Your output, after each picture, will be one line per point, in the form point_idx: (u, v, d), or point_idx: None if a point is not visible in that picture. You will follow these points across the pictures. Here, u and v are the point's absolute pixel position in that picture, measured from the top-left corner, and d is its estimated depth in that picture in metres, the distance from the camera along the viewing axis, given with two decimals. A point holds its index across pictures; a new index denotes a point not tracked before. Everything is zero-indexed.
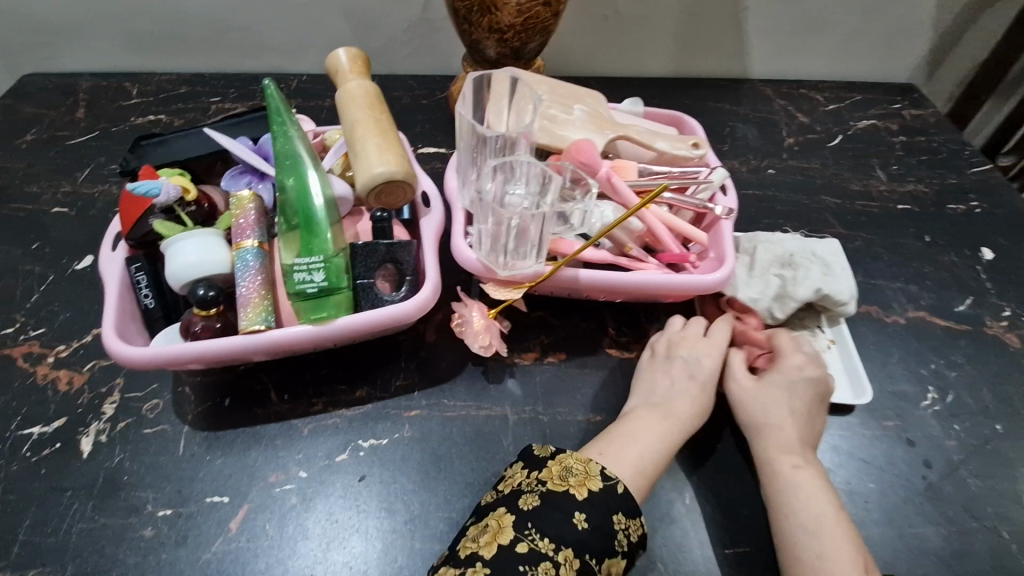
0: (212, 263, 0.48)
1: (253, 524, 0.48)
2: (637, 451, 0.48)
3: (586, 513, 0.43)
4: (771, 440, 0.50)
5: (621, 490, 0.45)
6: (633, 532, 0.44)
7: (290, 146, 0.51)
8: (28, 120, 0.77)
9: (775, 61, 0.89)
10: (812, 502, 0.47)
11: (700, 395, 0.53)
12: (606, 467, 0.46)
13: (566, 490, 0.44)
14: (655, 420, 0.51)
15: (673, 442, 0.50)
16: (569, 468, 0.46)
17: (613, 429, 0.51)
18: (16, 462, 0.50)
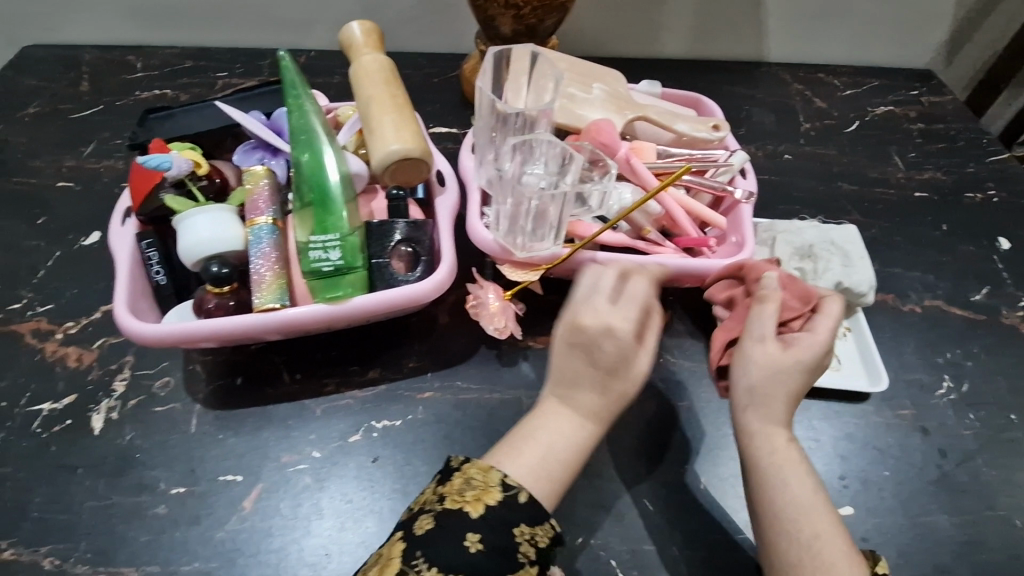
0: (224, 240, 0.47)
1: (267, 503, 0.47)
2: (552, 454, 0.43)
3: (481, 533, 0.38)
4: (762, 414, 0.45)
5: (522, 500, 0.40)
6: (541, 539, 0.39)
7: (305, 120, 0.50)
8: (30, 93, 0.76)
9: (793, 44, 0.87)
10: (796, 482, 0.43)
11: (618, 384, 0.44)
12: (506, 474, 0.41)
13: (461, 507, 0.39)
14: (564, 420, 0.44)
15: (594, 433, 0.44)
16: (469, 481, 0.41)
17: (518, 433, 0.44)
18: (25, 439, 0.49)
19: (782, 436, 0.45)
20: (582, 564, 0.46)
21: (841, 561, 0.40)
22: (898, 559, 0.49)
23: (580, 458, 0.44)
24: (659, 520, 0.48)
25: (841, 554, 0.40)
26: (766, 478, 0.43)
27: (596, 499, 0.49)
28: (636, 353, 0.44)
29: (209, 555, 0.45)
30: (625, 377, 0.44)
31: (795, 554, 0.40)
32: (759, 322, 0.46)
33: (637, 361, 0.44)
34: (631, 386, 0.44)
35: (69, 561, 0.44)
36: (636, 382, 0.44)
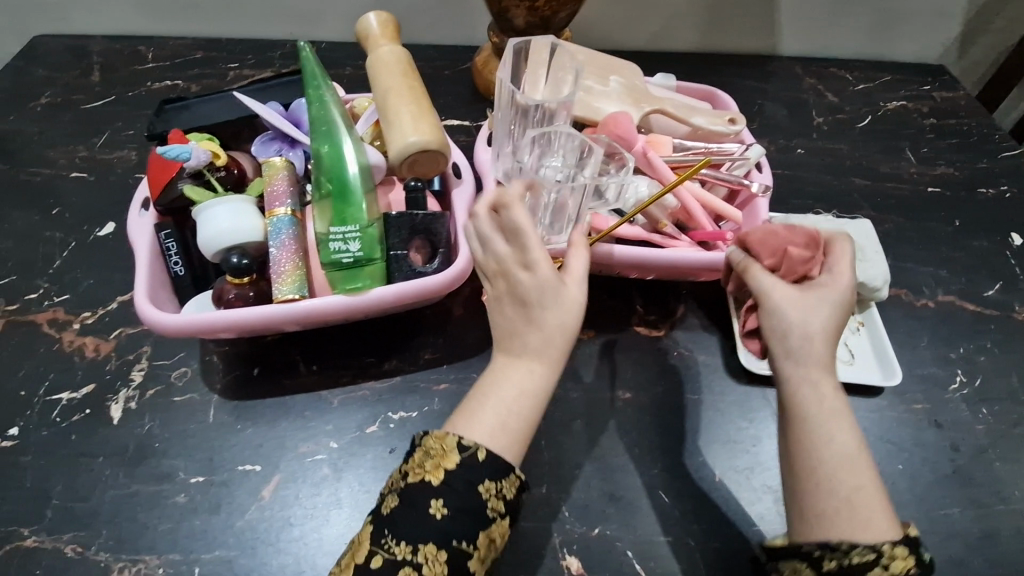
0: (244, 232, 0.47)
1: (286, 493, 0.48)
2: (508, 405, 0.40)
3: (445, 497, 0.37)
4: (801, 360, 0.43)
5: (481, 458, 0.38)
6: (508, 490, 0.38)
7: (325, 111, 0.50)
8: (42, 83, 0.75)
9: (805, 38, 0.86)
10: (839, 433, 0.41)
11: (546, 319, 0.41)
12: (463, 436, 0.39)
13: (421, 479, 0.38)
14: (510, 371, 0.41)
15: (548, 376, 0.41)
16: (427, 450, 0.39)
17: (476, 390, 0.41)
18: (45, 428, 0.49)
19: (827, 383, 0.43)
20: (599, 555, 0.47)
21: (878, 519, 0.38)
22: None
23: (537, 406, 0.41)
24: (675, 510, 0.49)
25: (878, 513, 0.38)
26: (807, 429, 0.41)
27: (612, 491, 0.49)
28: (557, 282, 0.41)
29: (229, 543, 0.45)
30: (551, 308, 0.41)
31: (831, 506, 0.38)
32: (760, 279, 0.46)
33: (560, 290, 0.41)
34: (564, 319, 0.41)
35: (91, 549, 0.44)
36: (573, 307, 0.41)
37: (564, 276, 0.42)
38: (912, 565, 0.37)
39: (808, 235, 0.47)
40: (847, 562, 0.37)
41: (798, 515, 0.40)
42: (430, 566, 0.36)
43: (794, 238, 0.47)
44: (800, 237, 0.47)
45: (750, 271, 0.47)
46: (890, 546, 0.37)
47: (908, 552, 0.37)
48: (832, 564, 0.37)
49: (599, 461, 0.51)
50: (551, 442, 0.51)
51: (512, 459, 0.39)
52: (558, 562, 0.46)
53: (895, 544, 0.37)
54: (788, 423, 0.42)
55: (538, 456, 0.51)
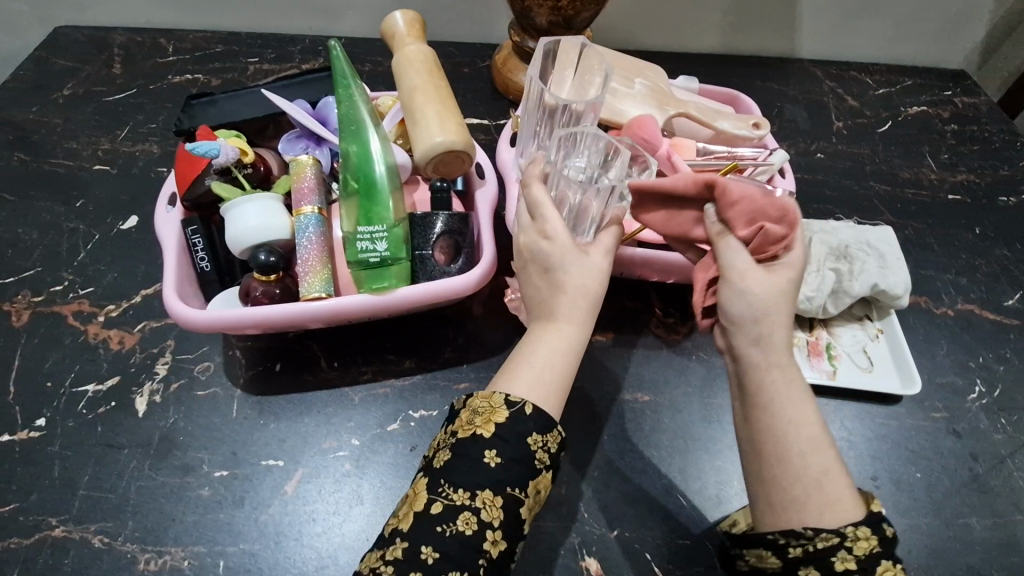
0: (272, 229, 0.47)
1: (308, 487, 0.48)
2: (547, 362, 0.41)
3: (498, 448, 0.37)
4: (762, 339, 0.42)
5: (530, 411, 0.38)
6: (552, 443, 0.39)
7: (353, 110, 0.50)
8: (64, 75, 0.76)
9: (826, 40, 0.85)
10: (805, 413, 0.40)
11: (569, 281, 0.43)
12: (509, 393, 0.39)
13: (473, 432, 0.38)
14: (544, 332, 0.42)
15: (581, 336, 0.42)
16: (473, 408, 0.39)
17: (515, 354, 0.42)
18: (72, 419, 0.50)
19: (789, 367, 0.41)
20: (619, 556, 0.47)
21: (844, 500, 0.38)
22: (929, 559, 0.49)
23: (573, 366, 0.41)
24: (694, 513, 0.49)
25: (843, 494, 0.38)
26: (774, 414, 0.40)
27: (631, 493, 0.49)
28: (577, 248, 0.44)
29: (253, 537, 0.46)
30: (571, 271, 0.43)
31: (799, 491, 0.38)
32: (731, 256, 0.43)
33: (582, 258, 0.43)
34: (587, 282, 0.43)
35: (118, 539, 0.45)
36: (600, 275, 0.44)
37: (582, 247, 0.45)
38: (877, 545, 0.37)
39: (784, 208, 0.43)
40: (813, 548, 0.37)
41: (765, 500, 0.39)
42: (486, 513, 0.36)
43: (770, 209, 0.43)
44: (775, 207, 0.43)
45: (722, 244, 0.44)
46: (854, 528, 0.37)
47: (872, 533, 0.37)
48: (798, 550, 0.37)
49: (619, 463, 0.51)
50: (571, 443, 0.52)
51: (553, 413, 0.40)
52: (577, 563, 0.46)
53: (858, 525, 0.37)
54: (755, 406, 0.41)
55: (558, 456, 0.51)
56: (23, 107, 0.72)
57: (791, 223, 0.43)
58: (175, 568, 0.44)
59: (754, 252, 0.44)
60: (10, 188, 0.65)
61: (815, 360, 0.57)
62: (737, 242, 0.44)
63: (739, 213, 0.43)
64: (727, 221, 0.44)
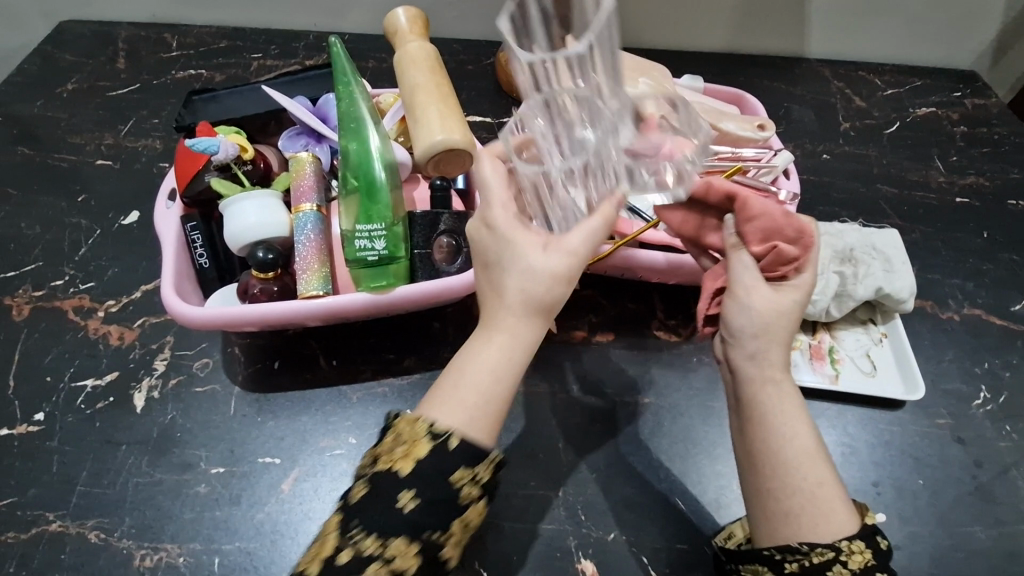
0: (271, 227, 0.47)
1: (305, 486, 0.48)
2: (474, 383, 0.37)
3: (415, 489, 0.34)
4: (761, 357, 0.42)
5: (453, 445, 0.35)
6: (483, 476, 0.36)
7: (354, 107, 0.50)
8: (68, 69, 0.76)
9: (835, 40, 0.84)
10: (796, 427, 0.40)
11: (508, 284, 0.38)
12: (435, 421, 0.36)
13: (391, 468, 0.35)
14: (481, 342, 0.38)
15: (519, 355, 0.38)
16: (397, 435, 0.36)
17: (453, 364, 0.38)
18: (71, 413, 0.50)
19: (785, 386, 0.42)
20: (616, 558, 0.46)
21: (838, 514, 0.38)
22: (930, 567, 0.49)
23: (507, 386, 0.37)
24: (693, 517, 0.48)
25: (839, 507, 0.38)
26: (767, 427, 0.40)
27: (629, 497, 0.49)
28: (531, 244, 0.39)
29: (249, 536, 0.46)
30: (512, 272, 0.38)
31: (795, 504, 0.38)
32: (741, 270, 0.42)
33: (525, 260, 0.38)
34: (531, 286, 0.38)
35: (115, 535, 0.45)
36: (542, 283, 0.38)
37: (541, 241, 0.39)
38: (872, 558, 0.37)
39: (801, 229, 0.42)
40: (809, 563, 0.37)
41: (763, 514, 0.39)
42: (399, 560, 0.34)
43: (788, 230, 0.42)
44: (793, 227, 0.42)
45: (734, 256, 0.43)
46: (849, 542, 0.37)
47: (866, 547, 0.37)
48: (795, 565, 0.37)
49: (618, 466, 0.50)
50: (570, 445, 0.51)
51: (484, 444, 0.36)
52: (574, 565, 0.46)
53: (852, 539, 0.37)
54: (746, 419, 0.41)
55: (556, 457, 0.50)
56: (27, 102, 0.72)
57: (806, 244, 0.42)
58: (171, 564, 0.44)
59: (764, 269, 0.43)
60: (13, 182, 0.65)
61: (817, 364, 0.57)
62: (750, 256, 0.43)
63: (756, 228, 0.42)
64: (743, 235, 0.43)
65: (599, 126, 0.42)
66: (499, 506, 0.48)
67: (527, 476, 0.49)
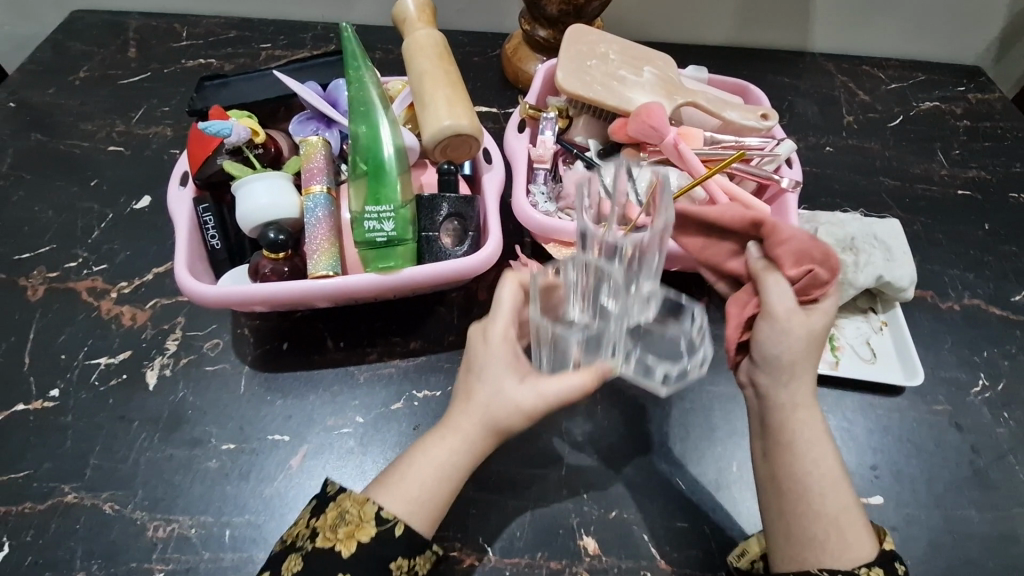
0: (282, 208, 0.48)
1: (313, 464, 0.49)
2: (421, 479, 0.41)
3: (352, 571, 0.38)
4: (795, 391, 0.43)
5: (398, 533, 0.39)
6: (418, 568, 0.40)
7: (364, 93, 0.51)
8: (80, 58, 0.77)
9: (839, 35, 0.85)
10: (823, 458, 0.42)
11: (477, 396, 0.42)
12: (382, 506, 0.40)
13: (333, 546, 0.39)
14: (442, 442, 0.42)
15: (460, 468, 0.42)
16: (344, 514, 0.40)
17: (414, 449, 0.43)
18: (85, 390, 0.51)
19: (815, 413, 0.43)
20: (618, 536, 0.47)
21: (859, 543, 0.39)
22: (926, 549, 0.50)
23: (448, 488, 0.41)
24: (693, 498, 0.49)
25: (860, 535, 0.40)
26: (797, 456, 0.42)
27: (630, 476, 0.50)
28: (509, 369, 0.42)
29: (258, 509, 0.47)
30: (486, 387, 0.42)
31: (819, 529, 0.40)
32: (777, 294, 0.42)
33: (499, 384, 0.42)
34: (495, 406, 0.41)
35: (128, 507, 0.46)
36: (504, 410, 0.41)
37: (521, 372, 0.43)
38: None
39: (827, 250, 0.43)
40: None
41: (784, 536, 0.41)
42: None
43: (818, 253, 0.42)
44: (822, 250, 0.42)
45: (769, 280, 0.43)
46: (868, 569, 0.38)
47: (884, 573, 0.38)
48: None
49: (619, 447, 0.51)
50: (573, 426, 0.52)
51: (423, 532, 0.40)
52: (575, 542, 0.47)
53: (871, 566, 0.39)
54: (776, 445, 0.43)
55: (559, 438, 0.51)
56: (39, 89, 0.73)
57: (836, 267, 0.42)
58: (183, 535, 0.45)
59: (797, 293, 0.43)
60: (26, 168, 0.66)
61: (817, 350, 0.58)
62: (784, 279, 0.43)
63: (787, 252, 0.42)
64: (775, 257, 0.43)
65: (622, 302, 0.44)
66: (503, 484, 0.49)
67: (530, 455, 0.50)
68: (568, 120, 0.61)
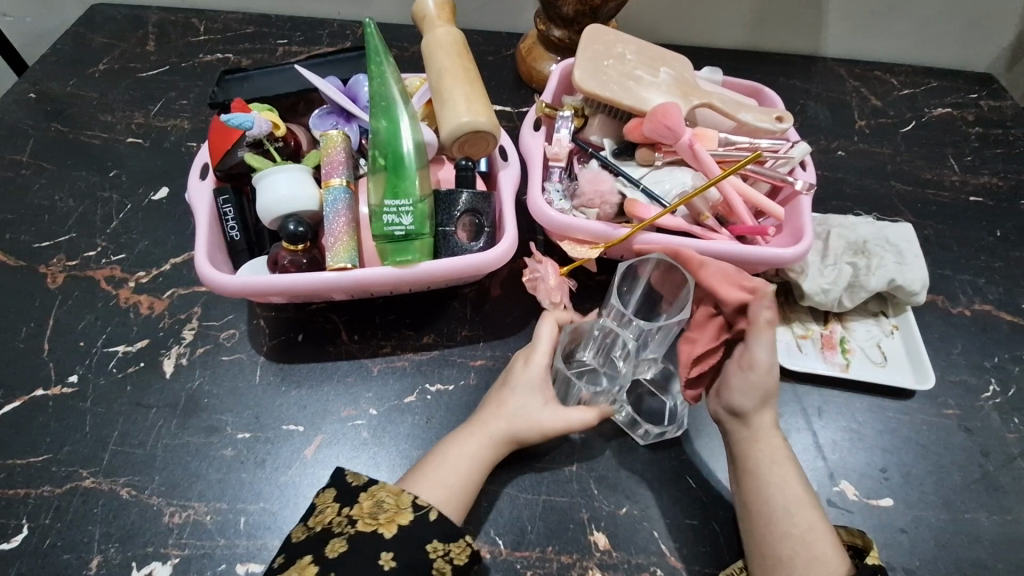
0: (301, 200, 0.49)
1: (327, 453, 0.50)
2: (456, 466, 0.45)
3: (395, 551, 0.41)
4: (754, 421, 0.47)
5: (433, 517, 0.43)
6: (457, 556, 0.42)
7: (385, 88, 0.51)
8: (100, 50, 0.78)
9: (852, 40, 0.85)
10: (788, 480, 0.45)
11: (511, 403, 0.48)
12: (418, 495, 0.43)
13: (375, 529, 0.41)
14: (472, 439, 0.47)
15: (487, 464, 0.46)
16: (380, 502, 0.43)
17: (434, 452, 0.47)
18: (104, 376, 0.52)
19: (776, 440, 0.46)
20: (629, 532, 0.48)
21: (828, 558, 0.41)
22: (935, 551, 0.50)
23: (479, 476, 0.46)
24: (704, 496, 0.49)
25: (830, 552, 0.41)
26: (762, 478, 0.45)
27: (641, 473, 0.50)
28: (539, 391, 0.48)
29: (273, 497, 0.47)
30: (519, 398, 0.48)
31: (788, 549, 0.42)
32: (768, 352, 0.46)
33: (531, 398, 0.48)
34: (524, 419, 0.47)
35: (145, 493, 0.47)
36: (535, 425, 0.47)
37: (548, 395, 0.49)
38: None
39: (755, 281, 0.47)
40: None
41: (758, 556, 0.43)
42: None
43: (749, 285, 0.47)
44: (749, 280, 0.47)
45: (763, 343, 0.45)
46: None
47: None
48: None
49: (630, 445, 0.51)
50: None
51: (457, 519, 0.44)
52: (586, 537, 0.47)
53: None
54: (742, 470, 0.46)
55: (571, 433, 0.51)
56: (61, 80, 0.74)
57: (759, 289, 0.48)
58: (199, 521, 0.46)
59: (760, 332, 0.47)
60: (47, 157, 0.67)
61: (828, 353, 0.58)
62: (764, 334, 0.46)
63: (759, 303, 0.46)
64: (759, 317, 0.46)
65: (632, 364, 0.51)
66: (515, 478, 0.49)
67: (542, 449, 0.51)
68: (583, 119, 0.61)
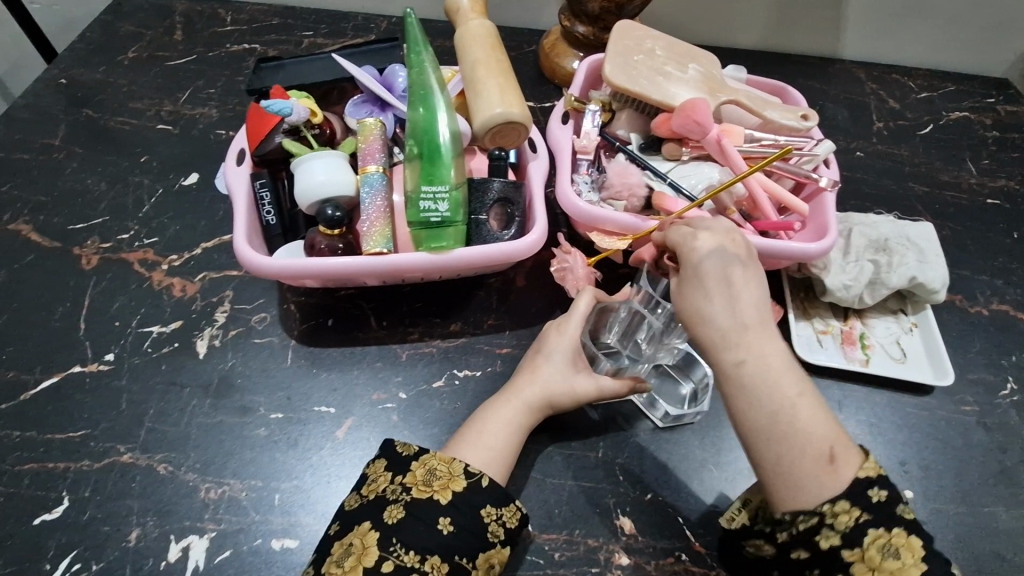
0: (338, 185, 0.50)
1: (358, 434, 0.51)
2: (496, 431, 0.47)
3: (452, 515, 0.42)
4: (708, 342, 0.40)
5: (485, 484, 0.44)
6: (509, 519, 0.43)
7: (424, 78, 0.53)
8: (128, 38, 0.79)
9: (871, 44, 0.86)
10: (769, 405, 0.38)
11: (547, 374, 0.49)
12: (467, 463, 0.44)
13: (430, 496, 0.42)
14: (508, 406, 0.48)
15: (524, 429, 0.48)
16: (433, 471, 0.44)
17: (471, 420, 0.48)
18: (138, 356, 0.53)
19: (745, 347, 0.39)
20: (653, 518, 0.48)
21: (816, 483, 0.36)
22: (954, 543, 0.51)
23: (518, 441, 0.47)
24: (727, 484, 0.50)
25: (819, 478, 0.36)
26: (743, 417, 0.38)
27: (665, 460, 0.51)
28: (573, 363, 0.50)
29: (305, 475, 0.48)
30: (554, 372, 0.49)
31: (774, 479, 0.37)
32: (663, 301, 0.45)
33: (569, 374, 0.49)
34: (559, 388, 0.49)
35: (181, 468, 0.48)
36: (573, 398, 0.49)
37: (583, 369, 0.50)
38: (860, 514, 0.36)
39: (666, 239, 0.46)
40: (796, 532, 0.37)
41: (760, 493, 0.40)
42: None
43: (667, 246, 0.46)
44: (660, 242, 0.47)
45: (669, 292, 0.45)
46: (830, 506, 0.36)
47: (852, 506, 0.36)
48: (784, 535, 0.37)
49: (654, 433, 0.52)
50: (607, 412, 0.53)
51: (500, 479, 0.45)
52: (613, 522, 0.48)
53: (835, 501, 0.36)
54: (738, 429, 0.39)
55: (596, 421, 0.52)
56: (90, 67, 0.75)
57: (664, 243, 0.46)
58: (234, 498, 0.47)
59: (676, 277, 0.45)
60: (79, 142, 0.68)
61: (848, 349, 0.59)
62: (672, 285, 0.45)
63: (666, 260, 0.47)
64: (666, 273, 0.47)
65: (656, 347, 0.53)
66: (541, 463, 0.50)
67: (568, 438, 0.51)
68: (611, 114, 0.62)
